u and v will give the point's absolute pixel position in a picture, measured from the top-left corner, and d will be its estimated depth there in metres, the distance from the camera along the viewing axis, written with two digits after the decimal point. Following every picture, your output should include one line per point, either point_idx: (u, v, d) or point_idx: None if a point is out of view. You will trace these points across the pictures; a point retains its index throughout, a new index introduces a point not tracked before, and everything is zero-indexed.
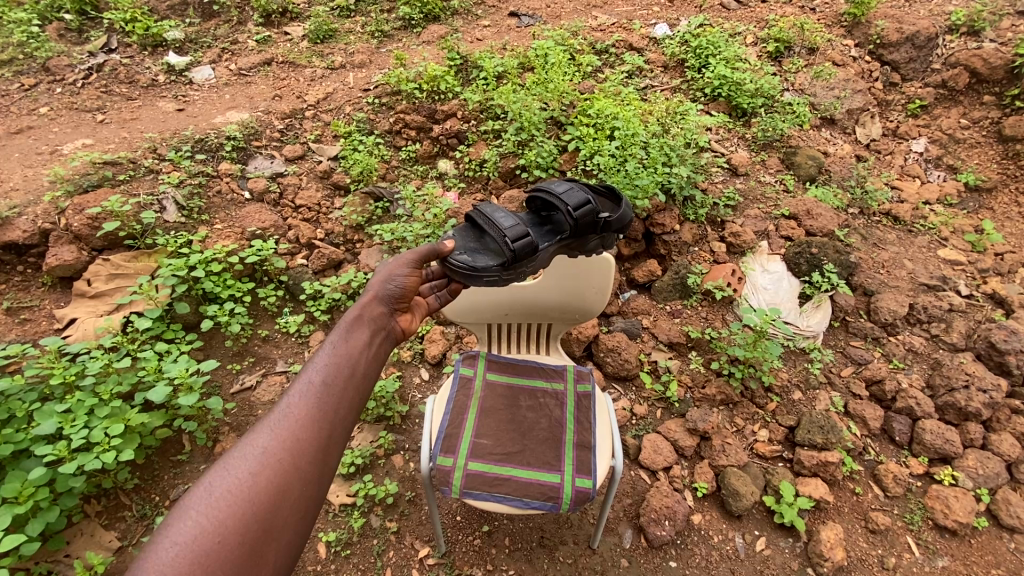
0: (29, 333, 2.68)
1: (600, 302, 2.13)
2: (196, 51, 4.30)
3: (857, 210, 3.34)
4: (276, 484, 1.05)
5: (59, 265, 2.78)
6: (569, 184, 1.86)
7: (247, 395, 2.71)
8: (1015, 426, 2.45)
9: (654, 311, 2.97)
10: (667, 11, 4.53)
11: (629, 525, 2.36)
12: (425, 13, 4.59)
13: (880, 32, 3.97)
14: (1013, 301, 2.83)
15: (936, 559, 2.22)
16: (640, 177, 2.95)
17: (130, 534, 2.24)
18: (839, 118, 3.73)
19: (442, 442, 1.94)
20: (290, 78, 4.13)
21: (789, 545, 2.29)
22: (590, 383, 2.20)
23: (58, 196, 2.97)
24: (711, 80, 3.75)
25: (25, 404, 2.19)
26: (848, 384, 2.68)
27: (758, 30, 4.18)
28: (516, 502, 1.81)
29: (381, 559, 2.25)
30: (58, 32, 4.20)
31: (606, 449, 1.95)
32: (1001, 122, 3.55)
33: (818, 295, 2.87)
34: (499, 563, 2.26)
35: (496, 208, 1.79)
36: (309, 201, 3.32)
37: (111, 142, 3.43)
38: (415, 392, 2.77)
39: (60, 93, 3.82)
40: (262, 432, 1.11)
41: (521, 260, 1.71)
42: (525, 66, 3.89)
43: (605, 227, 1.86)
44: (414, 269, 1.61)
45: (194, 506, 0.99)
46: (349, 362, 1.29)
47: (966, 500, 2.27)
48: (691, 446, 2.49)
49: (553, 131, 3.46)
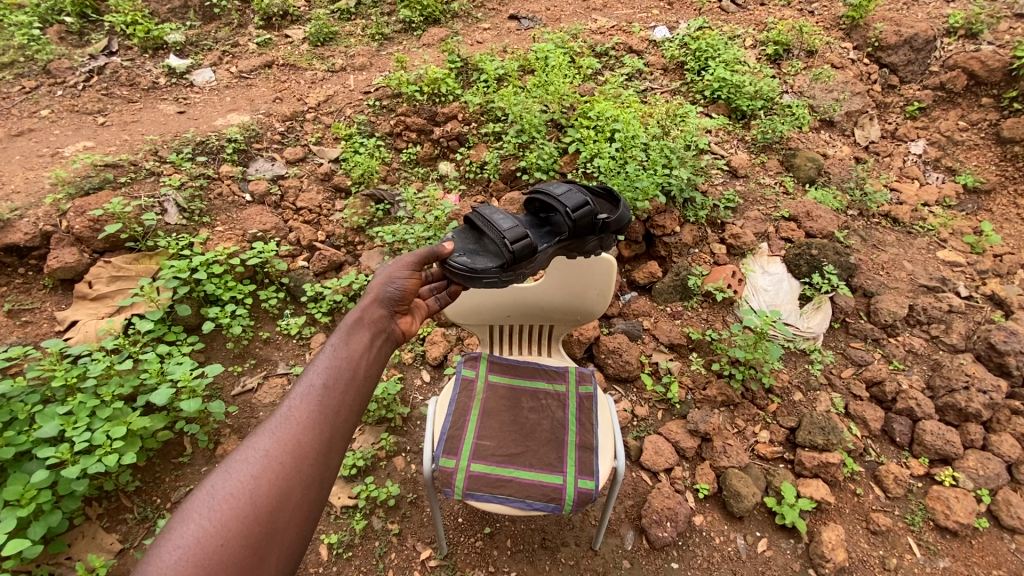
0: (30, 335, 2.68)
1: (601, 302, 2.12)
2: (196, 54, 4.31)
3: (856, 211, 3.35)
4: (277, 487, 1.05)
5: (59, 267, 2.79)
6: (567, 186, 1.87)
7: (248, 396, 2.72)
8: (1015, 427, 2.46)
9: (654, 313, 2.97)
10: (666, 14, 4.55)
11: (630, 526, 2.36)
12: (425, 16, 4.61)
13: (879, 35, 3.98)
14: (1012, 303, 2.84)
15: (937, 560, 2.23)
16: (640, 179, 2.96)
17: (131, 537, 2.23)
18: (838, 121, 3.74)
19: (444, 443, 1.94)
20: (290, 81, 4.14)
21: (790, 546, 2.29)
22: (592, 384, 2.20)
23: (59, 198, 2.97)
24: (711, 82, 3.77)
25: (26, 406, 2.20)
26: (848, 385, 2.68)
27: (757, 33, 4.20)
28: (519, 503, 1.81)
29: (383, 561, 2.25)
30: (58, 35, 4.21)
31: (608, 450, 1.95)
32: (999, 124, 3.57)
33: (818, 296, 2.88)
34: (501, 564, 2.26)
35: (495, 210, 1.80)
36: (309, 204, 3.32)
37: (112, 145, 3.43)
38: (416, 394, 2.77)
39: (61, 96, 3.82)
40: (263, 436, 1.11)
41: (520, 261, 1.72)
42: (525, 68, 3.91)
43: (603, 229, 1.87)
44: (414, 271, 1.61)
45: (196, 510, 0.99)
46: (349, 364, 1.29)
47: (967, 501, 2.28)
48: (692, 448, 2.49)
49: (553, 134, 3.48)
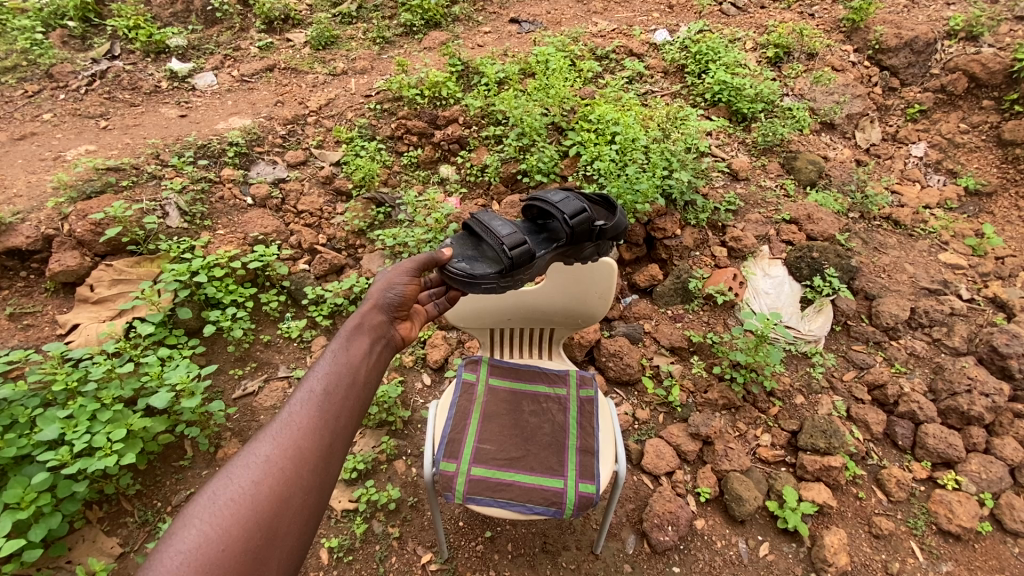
0: (32, 338, 2.69)
1: (601, 306, 2.12)
2: (199, 58, 4.33)
3: (857, 214, 3.36)
4: (277, 492, 1.05)
5: (62, 271, 2.81)
6: (564, 193, 1.87)
7: (249, 400, 2.71)
8: (1018, 430, 2.44)
9: (655, 316, 2.96)
10: (667, 17, 4.56)
11: (632, 530, 2.35)
12: (426, 20, 4.62)
13: (879, 38, 3.99)
14: (1014, 305, 2.83)
15: (940, 564, 2.22)
16: (640, 181, 2.95)
17: (131, 540, 2.23)
18: (839, 123, 3.73)
19: (445, 447, 1.94)
20: (291, 84, 4.15)
21: (793, 550, 2.28)
22: (593, 388, 2.20)
23: (61, 202, 2.99)
24: (711, 85, 3.78)
25: (28, 409, 2.21)
26: (850, 389, 2.67)
27: (758, 36, 4.22)
28: (520, 507, 1.80)
29: (383, 565, 2.25)
30: (61, 39, 4.23)
31: (609, 454, 1.94)
32: (1000, 127, 3.57)
33: (819, 299, 2.87)
34: (501, 568, 2.26)
35: (493, 216, 1.80)
36: (310, 207, 3.33)
37: (114, 148, 3.45)
38: (417, 396, 2.77)
39: (63, 100, 3.84)
40: (262, 441, 1.11)
41: (518, 268, 1.72)
42: (526, 72, 3.93)
43: (600, 235, 1.87)
44: (414, 277, 1.60)
45: (198, 514, 0.99)
46: (349, 371, 1.29)
47: (970, 505, 2.27)
48: (693, 451, 2.48)
49: (554, 136, 3.49)
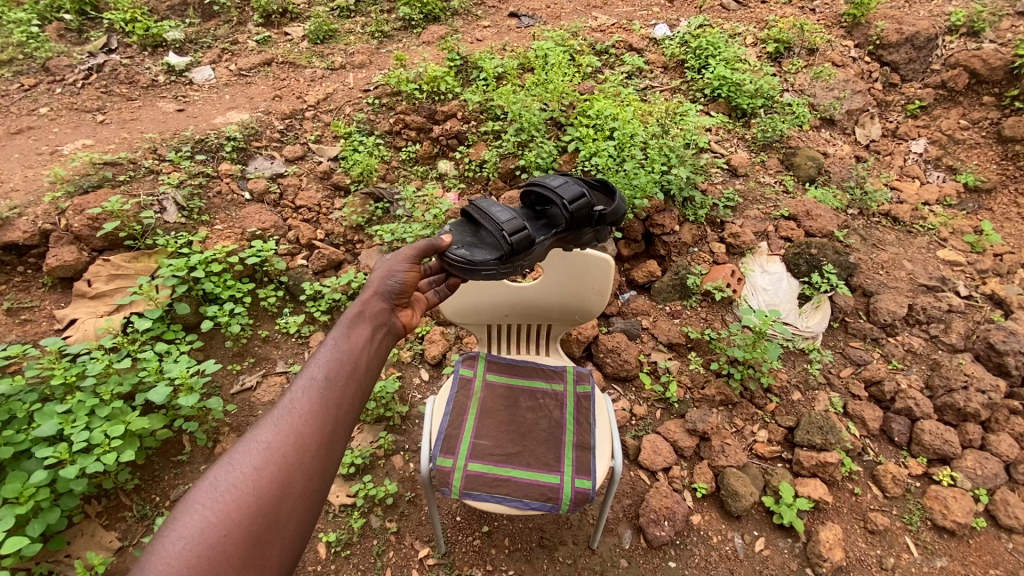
0: (29, 333, 2.69)
1: (599, 303, 2.12)
2: (196, 52, 4.31)
3: (856, 210, 3.35)
4: (278, 479, 1.05)
5: (58, 265, 2.79)
6: (563, 178, 1.87)
7: (248, 395, 2.72)
8: (1013, 426, 2.45)
9: (654, 312, 2.97)
10: (667, 11, 4.54)
11: (629, 525, 2.36)
12: (425, 14, 4.60)
13: (879, 33, 3.98)
14: (1011, 302, 2.83)
15: (935, 559, 2.23)
16: (638, 177, 2.96)
17: (130, 534, 2.24)
18: (839, 119, 3.73)
19: (442, 442, 1.94)
20: (290, 79, 4.13)
21: (789, 545, 2.29)
22: (589, 384, 2.20)
23: (57, 197, 2.98)
24: (711, 80, 3.76)
25: (26, 404, 2.20)
26: (847, 385, 2.68)
27: (758, 31, 4.19)
28: (516, 502, 1.81)
29: (381, 559, 2.26)
30: (58, 32, 4.20)
31: (605, 450, 1.95)
32: (1001, 123, 3.56)
33: (818, 295, 2.88)
34: (499, 563, 2.27)
35: (492, 202, 1.80)
36: (309, 202, 3.32)
37: (111, 142, 3.44)
38: (415, 392, 2.77)
39: (60, 94, 3.82)
40: (264, 428, 1.12)
41: (518, 253, 1.72)
42: (525, 66, 3.91)
43: (599, 221, 1.87)
44: (413, 264, 1.59)
45: (199, 500, 0.99)
46: (350, 358, 1.29)
47: (965, 501, 2.28)
48: (691, 447, 2.49)
49: (553, 132, 3.48)
